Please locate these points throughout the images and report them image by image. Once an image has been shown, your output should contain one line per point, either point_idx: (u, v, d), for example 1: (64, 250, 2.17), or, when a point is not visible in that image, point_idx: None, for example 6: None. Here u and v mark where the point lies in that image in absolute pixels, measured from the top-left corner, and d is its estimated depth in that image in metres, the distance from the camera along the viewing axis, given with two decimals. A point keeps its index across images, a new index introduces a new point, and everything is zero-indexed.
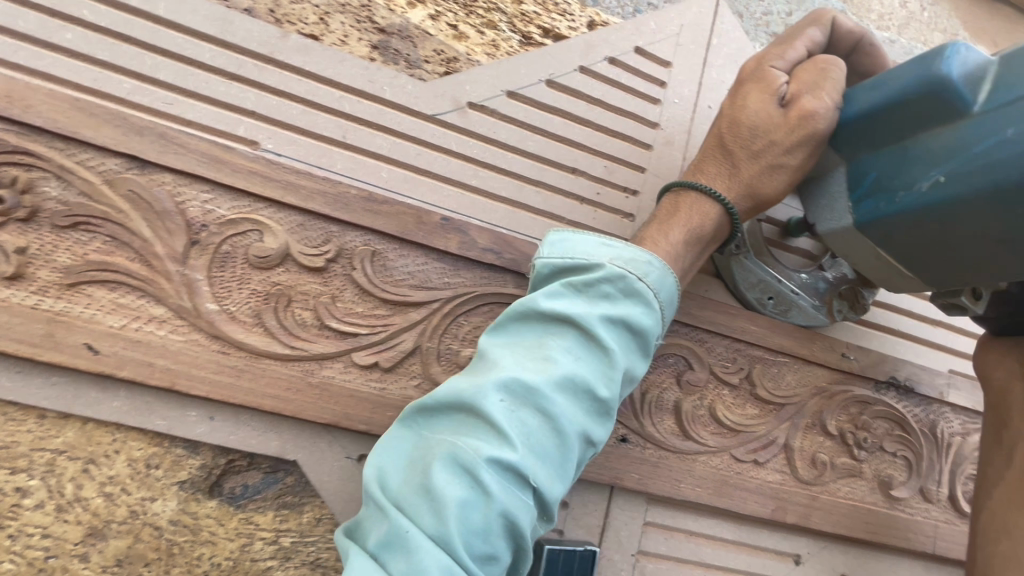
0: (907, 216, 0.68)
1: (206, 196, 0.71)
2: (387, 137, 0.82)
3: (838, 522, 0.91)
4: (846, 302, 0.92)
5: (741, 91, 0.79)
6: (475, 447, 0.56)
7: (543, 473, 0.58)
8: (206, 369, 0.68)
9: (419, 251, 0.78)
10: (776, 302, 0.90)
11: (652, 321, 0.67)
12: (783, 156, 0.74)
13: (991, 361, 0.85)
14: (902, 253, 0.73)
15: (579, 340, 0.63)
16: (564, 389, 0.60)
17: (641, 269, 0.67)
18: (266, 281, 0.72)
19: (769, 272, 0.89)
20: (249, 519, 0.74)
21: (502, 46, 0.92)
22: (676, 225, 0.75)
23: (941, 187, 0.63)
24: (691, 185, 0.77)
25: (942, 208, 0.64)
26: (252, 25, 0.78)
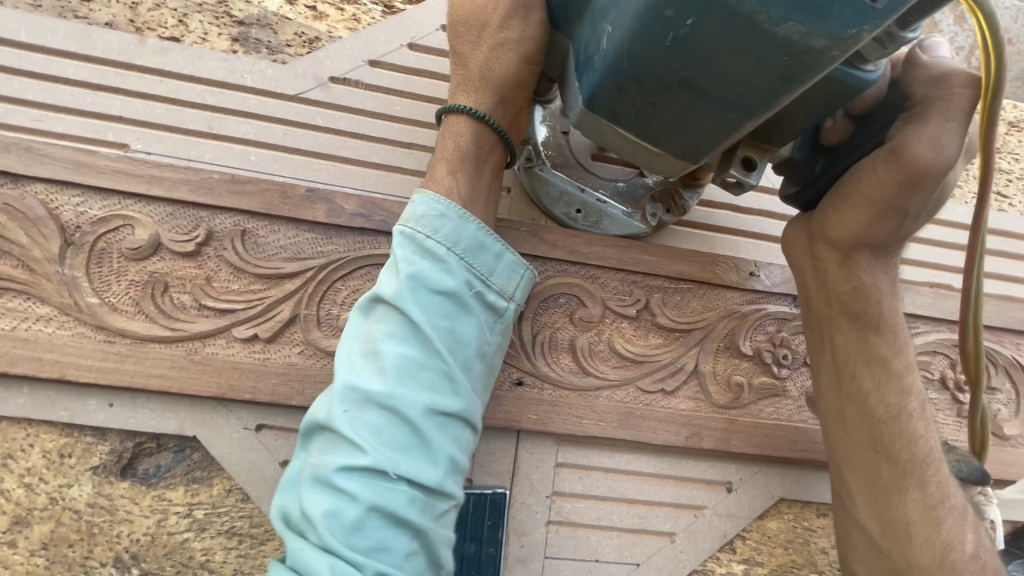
0: (608, 83, 0.53)
1: (77, 199, 0.76)
2: (253, 122, 0.85)
3: (762, 443, 0.88)
4: (663, 206, 0.89)
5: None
6: (331, 461, 0.57)
7: (405, 461, 0.58)
8: (93, 358, 0.73)
9: (289, 225, 0.81)
10: (585, 213, 0.88)
11: (459, 278, 0.65)
12: (501, 33, 0.69)
13: (789, 237, 0.79)
14: (647, 135, 0.57)
15: (398, 325, 0.62)
16: (397, 378, 0.59)
17: (432, 228, 0.66)
18: (142, 270, 0.77)
19: (572, 183, 0.88)
20: (162, 496, 0.78)
21: (363, 19, 0.93)
22: (438, 161, 0.73)
23: (613, 37, 0.50)
24: (450, 110, 0.73)
25: (629, 60, 0.50)
26: (110, 37, 0.83)
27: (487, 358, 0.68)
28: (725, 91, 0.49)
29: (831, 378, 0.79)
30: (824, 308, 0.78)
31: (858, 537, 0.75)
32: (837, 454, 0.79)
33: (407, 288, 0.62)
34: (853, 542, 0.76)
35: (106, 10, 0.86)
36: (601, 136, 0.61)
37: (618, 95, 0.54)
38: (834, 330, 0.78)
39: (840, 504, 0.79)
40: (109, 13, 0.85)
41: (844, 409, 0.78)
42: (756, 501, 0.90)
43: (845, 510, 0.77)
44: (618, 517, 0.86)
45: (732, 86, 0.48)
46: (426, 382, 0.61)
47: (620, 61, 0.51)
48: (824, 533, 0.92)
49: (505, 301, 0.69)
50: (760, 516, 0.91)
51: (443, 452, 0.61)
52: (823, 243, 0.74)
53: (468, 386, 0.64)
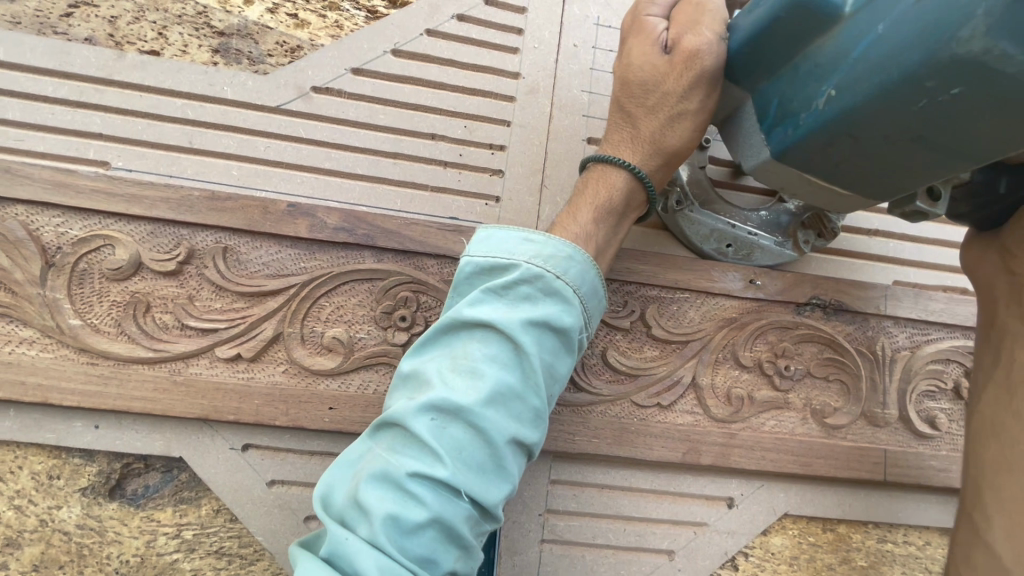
0: (819, 138, 0.58)
1: (57, 220, 0.75)
2: (234, 135, 0.83)
3: (764, 458, 0.85)
4: (814, 231, 0.87)
5: (625, 49, 0.73)
6: (407, 465, 0.53)
7: (481, 486, 0.55)
8: (76, 380, 0.72)
9: (271, 241, 0.79)
10: (735, 248, 0.87)
11: (574, 319, 0.62)
12: (681, 103, 0.68)
13: (974, 255, 0.72)
14: (836, 176, 0.63)
15: (503, 347, 0.59)
16: (494, 400, 0.56)
17: (560, 267, 0.62)
18: (124, 290, 0.76)
19: (722, 219, 0.86)
20: (151, 517, 0.77)
21: (346, 25, 0.91)
22: (584, 206, 0.69)
23: (835, 101, 0.55)
24: (603, 157, 0.71)
25: (853, 119, 0.54)
26: (89, 52, 0.82)
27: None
28: (978, 148, 0.52)
29: (998, 391, 0.64)
30: (1012, 320, 0.65)
31: (979, 562, 0.59)
32: (977, 470, 0.64)
33: (523, 320, 0.59)
34: (973, 565, 0.60)
35: (85, 25, 0.84)
36: (780, 176, 0.67)
37: (823, 147, 0.59)
38: (1018, 342, 0.64)
39: (966, 526, 0.63)
40: (88, 28, 0.84)
41: (1002, 420, 0.62)
42: (758, 517, 0.87)
43: (972, 532, 0.62)
44: (614, 534, 0.84)
45: (954, 143, 0.52)
46: (518, 412, 0.58)
47: (838, 123, 0.55)
48: (831, 549, 0.89)
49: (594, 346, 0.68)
50: (762, 532, 0.87)
51: (511, 486, 0.58)
52: (1021, 256, 0.65)
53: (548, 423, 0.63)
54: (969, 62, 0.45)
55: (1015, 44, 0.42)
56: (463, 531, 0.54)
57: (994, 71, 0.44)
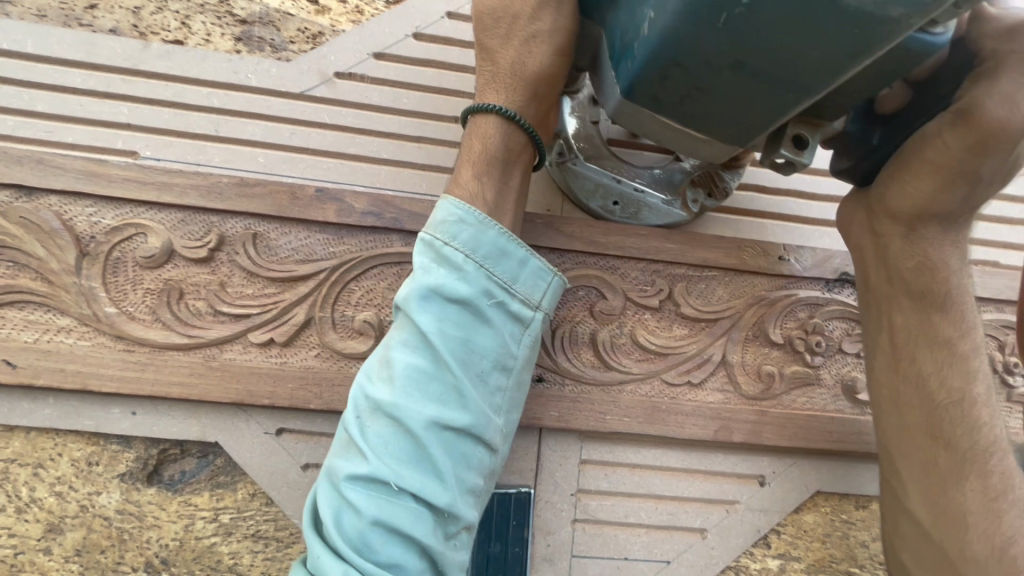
0: (651, 72, 0.51)
1: (90, 209, 0.76)
2: (260, 123, 0.84)
3: (796, 435, 0.84)
4: (704, 190, 0.85)
5: None
6: (342, 467, 0.58)
7: (413, 476, 0.56)
8: (113, 367, 0.73)
9: (300, 227, 0.79)
10: (622, 206, 0.84)
11: (476, 286, 0.61)
12: (534, 25, 0.66)
13: (848, 214, 0.75)
14: (689, 120, 0.56)
15: (410, 334, 0.61)
16: (401, 387, 0.58)
17: (450, 237, 0.62)
18: (157, 278, 0.76)
19: (608, 175, 0.84)
20: (188, 501, 0.78)
21: (366, 10, 0.91)
22: (460, 162, 0.68)
23: (656, 26, 0.47)
24: (476, 107, 0.68)
25: (675, 45, 0.47)
26: (115, 43, 0.82)
27: (507, 371, 0.63)
28: (812, 70, 0.45)
29: (885, 355, 0.73)
30: (885, 286, 0.72)
31: (907, 533, 0.70)
32: (884, 437, 0.73)
33: (416, 299, 0.60)
34: (907, 543, 0.70)
35: (110, 16, 0.85)
36: (640, 125, 0.60)
37: (658, 82, 0.51)
38: (892, 307, 0.72)
39: (890, 492, 0.73)
40: (113, 19, 0.85)
41: (893, 386, 0.72)
42: (790, 495, 0.86)
43: (894, 496, 0.72)
44: (646, 514, 0.84)
45: (783, 64, 0.45)
46: (433, 392, 0.59)
47: (663, 49, 0.48)
48: (864, 525, 0.88)
49: (530, 311, 0.64)
50: (795, 510, 0.87)
51: (451, 471, 0.58)
52: (890, 219, 0.69)
53: (481, 399, 0.61)
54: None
55: None
56: (408, 528, 0.55)
57: None
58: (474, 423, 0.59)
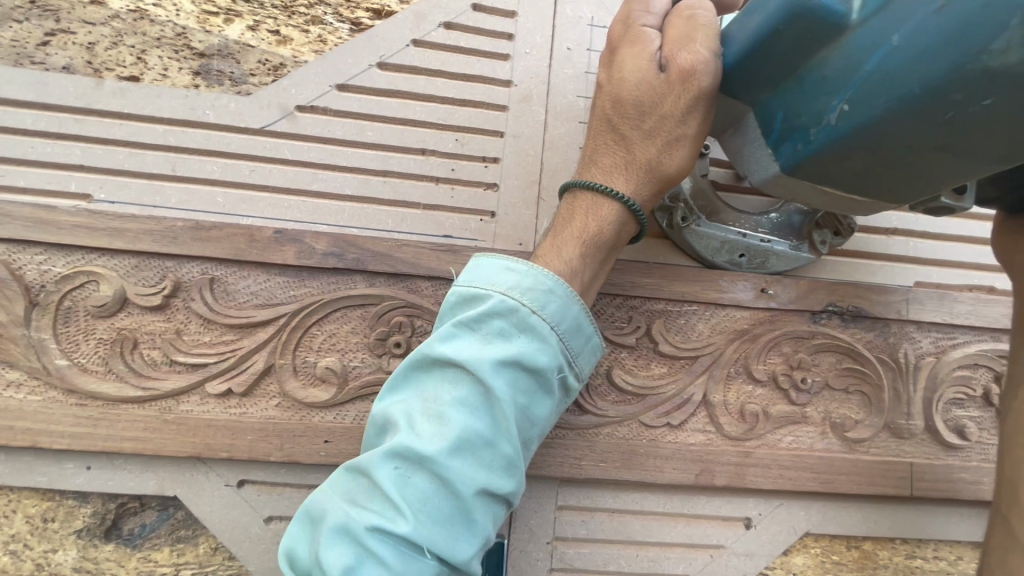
0: (830, 154, 0.53)
1: (40, 257, 0.73)
2: (218, 161, 0.81)
3: (782, 476, 0.80)
4: (829, 229, 0.82)
5: (614, 62, 0.66)
6: (368, 519, 0.53)
7: (445, 539, 0.54)
8: (65, 423, 0.70)
9: (259, 270, 0.76)
10: (749, 257, 0.82)
11: (551, 358, 0.59)
12: (678, 126, 0.62)
13: (1012, 244, 0.68)
14: (851, 186, 0.57)
15: (473, 390, 0.57)
16: (459, 449, 0.54)
17: (539, 300, 0.59)
18: (110, 327, 0.74)
19: (731, 229, 0.81)
20: (147, 557, 0.75)
21: (330, 39, 0.88)
22: (570, 240, 0.64)
23: (849, 116, 0.50)
24: (587, 185, 0.65)
25: (870, 133, 0.50)
26: (67, 81, 0.80)
27: (545, 439, 0.63)
28: (1010, 154, 0.48)
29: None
30: None
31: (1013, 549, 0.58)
32: (1012, 470, 0.61)
33: (496, 360, 0.56)
34: (1007, 565, 0.57)
35: (63, 53, 0.82)
36: (793, 190, 0.62)
37: (837, 161, 0.54)
38: None
39: (1004, 528, 0.60)
40: (65, 56, 0.82)
41: None
42: (777, 538, 0.83)
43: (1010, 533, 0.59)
44: (627, 561, 0.80)
45: (990, 150, 0.48)
46: (487, 459, 0.56)
47: (856, 134, 0.50)
48: (857, 568, 0.84)
49: (579, 383, 0.65)
50: (783, 552, 0.83)
51: (480, 537, 0.57)
52: None
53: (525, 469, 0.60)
54: (1003, 75, 0.42)
55: None
56: None
57: (1022, 78, 0.41)
58: (516, 493, 0.58)
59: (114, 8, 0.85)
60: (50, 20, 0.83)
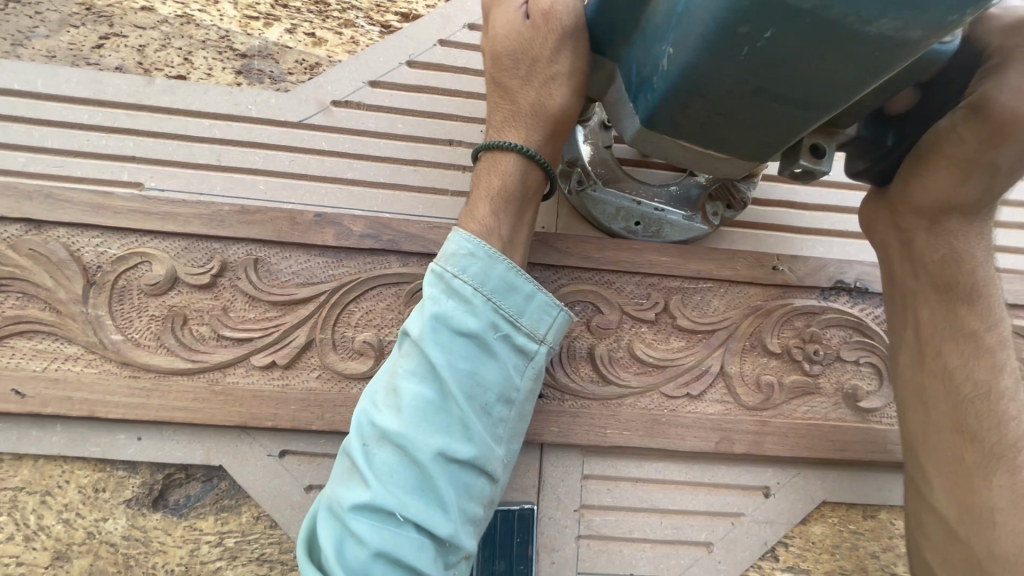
0: (673, 102, 0.53)
1: (97, 240, 0.78)
2: (261, 152, 0.86)
3: (798, 445, 0.84)
4: (722, 203, 0.87)
5: (491, 23, 0.73)
6: (345, 497, 0.58)
7: (416, 506, 0.57)
8: (120, 393, 0.75)
9: (300, 251, 0.81)
10: (644, 226, 0.87)
11: (485, 319, 0.61)
12: (551, 68, 0.67)
13: (871, 212, 0.76)
14: (709, 139, 0.58)
15: (418, 362, 0.61)
16: (410, 417, 0.58)
17: (462, 269, 0.63)
18: (162, 305, 0.78)
19: (627, 197, 0.86)
20: (193, 526, 0.79)
21: (362, 40, 0.94)
22: (481, 198, 0.69)
23: (675, 59, 0.49)
24: (492, 146, 0.70)
25: (692, 80, 0.50)
26: (121, 80, 0.86)
27: (511, 404, 0.63)
28: (835, 89, 0.48)
29: (911, 350, 0.74)
30: (910, 279, 0.73)
31: (928, 516, 0.68)
32: (909, 437, 0.72)
33: (428, 329, 0.60)
34: (926, 526, 0.69)
35: (115, 55, 0.88)
36: (661, 149, 0.62)
37: (682, 109, 0.54)
38: (919, 302, 0.73)
39: (914, 489, 0.72)
40: (118, 57, 0.88)
41: (918, 381, 0.72)
42: (796, 506, 0.86)
43: (918, 495, 0.71)
44: (651, 528, 0.83)
45: (811, 84, 0.48)
46: (441, 423, 0.59)
47: (684, 81, 0.50)
48: (874, 536, 0.87)
49: (534, 344, 0.65)
50: (802, 521, 0.86)
51: (454, 502, 0.58)
52: (910, 215, 0.70)
53: (485, 431, 0.61)
54: (782, 6, 0.41)
55: None
56: (407, 560, 0.55)
57: (794, 8, 0.41)
58: (479, 456, 0.59)
59: (163, 14, 0.91)
60: (105, 25, 0.90)
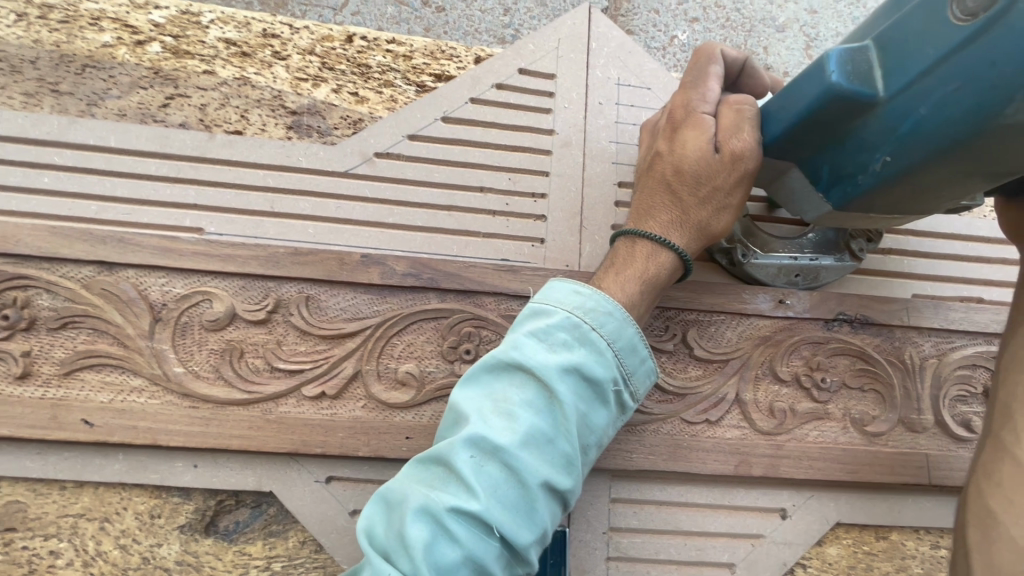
0: (876, 191, 0.71)
1: (163, 280, 0.86)
2: (310, 199, 0.94)
3: (812, 467, 0.89)
4: (864, 238, 0.95)
5: (678, 137, 0.79)
6: (447, 499, 0.60)
7: (512, 523, 0.62)
8: (181, 423, 0.80)
9: (347, 289, 0.88)
10: (805, 275, 0.95)
11: (608, 372, 0.69)
12: (728, 196, 0.78)
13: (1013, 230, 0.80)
14: (887, 211, 0.75)
15: (540, 393, 0.66)
16: (526, 442, 0.63)
17: (599, 322, 0.70)
18: (220, 339, 0.85)
19: (783, 255, 0.94)
20: (242, 550, 0.83)
21: (400, 99, 1.05)
22: (633, 277, 0.76)
23: (891, 165, 0.67)
24: (646, 234, 0.77)
25: (907, 176, 0.67)
26: (185, 135, 0.95)
27: (600, 449, 0.72)
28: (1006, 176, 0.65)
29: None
30: None
31: (1008, 472, 0.57)
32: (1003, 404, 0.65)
33: (560, 368, 0.66)
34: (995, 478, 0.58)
35: (180, 113, 0.98)
36: (837, 221, 0.81)
37: (878, 196, 0.72)
38: None
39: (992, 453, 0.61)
40: (182, 115, 0.98)
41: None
42: (812, 527, 0.90)
43: (1000, 459, 0.59)
44: (676, 549, 0.88)
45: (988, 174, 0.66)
46: (550, 455, 0.65)
47: (898, 177, 0.68)
48: (887, 557, 0.91)
49: (633, 402, 0.74)
50: (818, 542, 0.91)
51: (540, 525, 0.65)
52: None
53: (582, 470, 0.68)
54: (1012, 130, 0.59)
55: None
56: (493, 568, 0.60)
57: None
58: (573, 491, 0.67)
59: (222, 77, 1.01)
60: (170, 87, 0.99)
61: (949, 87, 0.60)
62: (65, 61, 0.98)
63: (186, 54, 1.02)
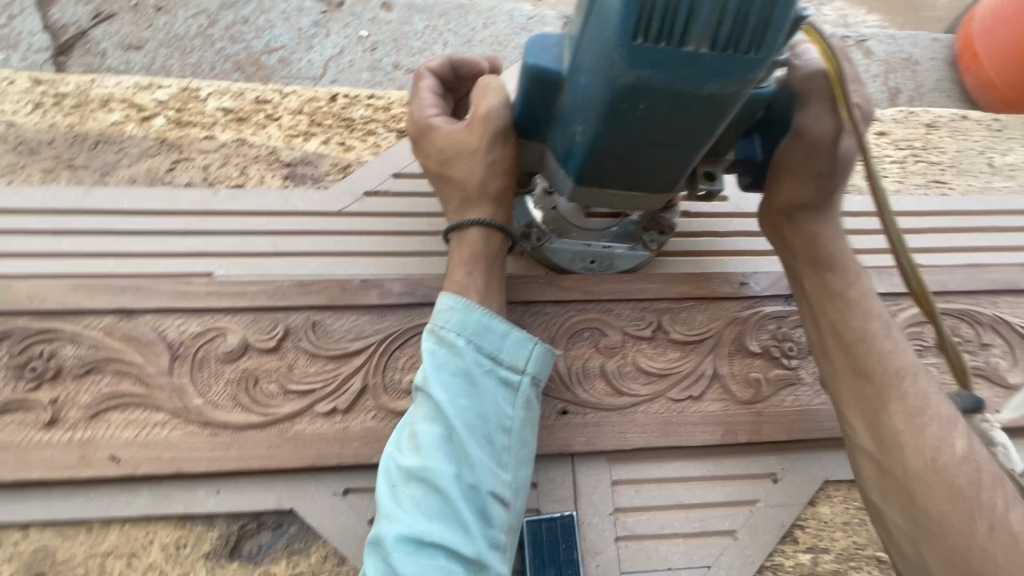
0: (594, 161, 0.75)
1: (179, 321, 0.93)
2: (310, 238, 1.04)
3: (792, 429, 0.97)
4: (656, 231, 1.06)
5: (425, 147, 0.93)
6: (385, 532, 0.70)
7: (440, 531, 0.69)
8: (203, 449, 0.86)
9: (349, 312, 0.97)
10: (598, 262, 1.06)
11: (470, 361, 0.78)
12: (488, 158, 0.87)
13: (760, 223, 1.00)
14: (625, 181, 0.79)
15: (426, 407, 0.76)
16: (424, 454, 0.73)
17: (455, 326, 0.80)
18: (236, 369, 0.91)
19: (578, 242, 1.06)
20: (268, 571, 0.86)
21: (383, 144, 1.18)
22: (457, 266, 0.88)
23: (586, 134, 0.72)
24: (455, 227, 0.90)
25: (603, 143, 0.72)
26: (193, 194, 1.05)
27: (508, 431, 0.78)
28: (703, 129, 0.69)
29: (808, 318, 0.93)
30: (808, 267, 0.92)
31: (869, 466, 0.79)
32: (831, 390, 0.88)
33: (430, 378, 0.77)
34: (861, 468, 0.81)
35: (186, 174, 1.09)
36: (597, 199, 0.84)
37: (601, 166, 0.76)
38: (803, 276, 0.93)
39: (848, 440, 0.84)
40: (188, 176, 1.08)
41: (821, 336, 0.90)
42: (801, 488, 0.97)
43: (850, 441, 0.83)
44: (680, 523, 0.93)
45: (684, 134, 0.70)
46: (449, 454, 0.73)
47: (595, 147, 0.73)
48: None
49: (516, 375, 0.80)
50: (810, 502, 0.97)
51: (473, 524, 0.71)
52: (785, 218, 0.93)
53: (489, 455, 0.75)
54: (633, 87, 0.63)
55: (649, 70, 0.61)
56: None
57: (652, 88, 0.63)
58: (488, 479, 0.73)
59: (222, 140, 1.14)
60: (175, 153, 1.11)
61: (590, 55, 0.66)
62: (79, 140, 1.09)
63: (189, 124, 1.15)
